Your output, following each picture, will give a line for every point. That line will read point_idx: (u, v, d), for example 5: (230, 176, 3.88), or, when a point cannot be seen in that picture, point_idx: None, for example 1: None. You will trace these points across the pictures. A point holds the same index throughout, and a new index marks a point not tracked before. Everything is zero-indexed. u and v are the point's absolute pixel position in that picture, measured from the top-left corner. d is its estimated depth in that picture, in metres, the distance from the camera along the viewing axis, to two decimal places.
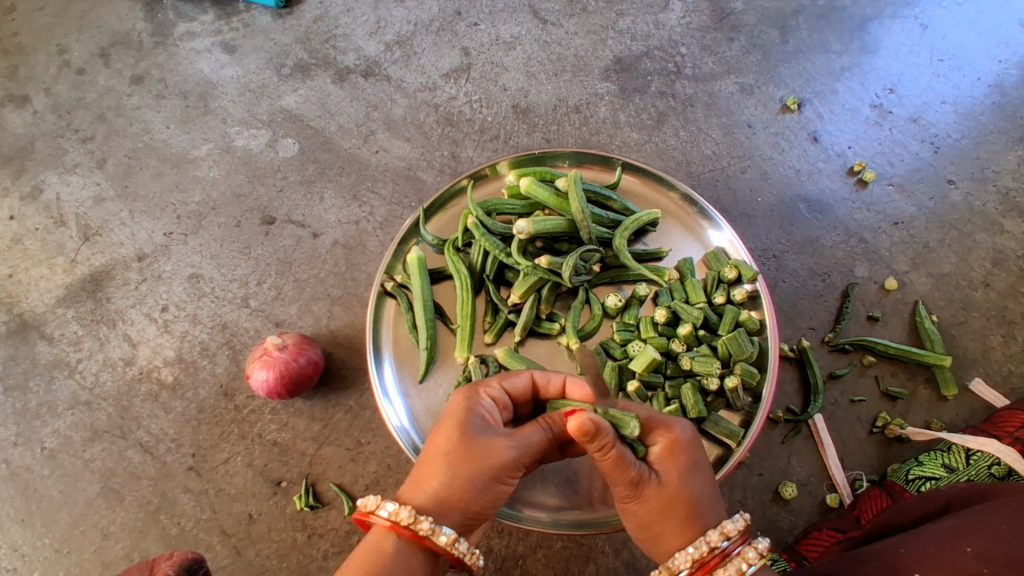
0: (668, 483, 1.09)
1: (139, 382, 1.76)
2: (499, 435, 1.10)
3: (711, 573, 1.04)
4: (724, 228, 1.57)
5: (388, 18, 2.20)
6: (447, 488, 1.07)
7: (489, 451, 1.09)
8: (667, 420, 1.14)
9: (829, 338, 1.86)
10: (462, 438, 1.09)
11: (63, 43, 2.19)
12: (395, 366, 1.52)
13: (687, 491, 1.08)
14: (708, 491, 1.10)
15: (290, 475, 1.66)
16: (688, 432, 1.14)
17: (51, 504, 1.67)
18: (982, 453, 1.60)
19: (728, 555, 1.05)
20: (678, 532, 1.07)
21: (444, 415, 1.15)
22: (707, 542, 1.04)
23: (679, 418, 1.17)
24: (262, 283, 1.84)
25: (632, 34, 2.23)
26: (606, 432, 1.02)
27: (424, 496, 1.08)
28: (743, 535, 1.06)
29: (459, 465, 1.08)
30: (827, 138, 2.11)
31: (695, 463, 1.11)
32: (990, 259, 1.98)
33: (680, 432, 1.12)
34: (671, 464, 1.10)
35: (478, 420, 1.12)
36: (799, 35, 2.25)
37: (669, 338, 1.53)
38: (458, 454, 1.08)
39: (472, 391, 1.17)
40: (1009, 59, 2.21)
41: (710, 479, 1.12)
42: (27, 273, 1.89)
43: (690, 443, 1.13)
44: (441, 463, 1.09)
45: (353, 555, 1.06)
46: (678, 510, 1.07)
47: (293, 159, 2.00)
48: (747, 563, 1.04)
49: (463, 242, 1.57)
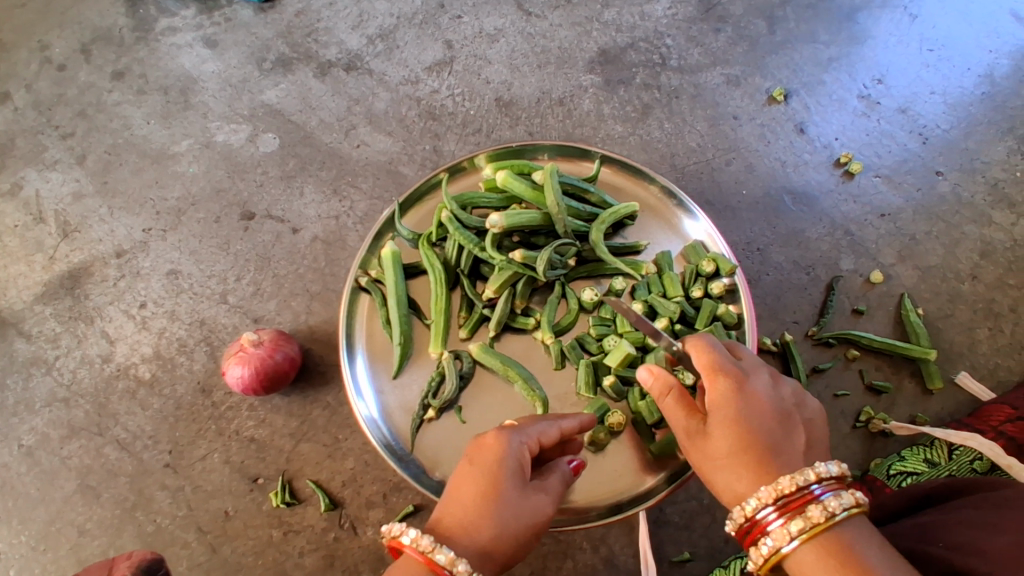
0: (720, 430, 1.07)
1: (116, 379, 1.75)
2: (540, 493, 1.11)
3: (796, 516, 0.99)
4: (700, 218, 1.56)
5: (370, 12, 2.18)
6: (493, 539, 1.02)
7: (536, 509, 1.08)
8: (726, 367, 1.10)
9: (813, 332, 1.84)
10: (506, 490, 1.05)
11: (45, 39, 2.18)
12: (367, 357, 1.51)
13: (744, 438, 1.05)
14: (780, 436, 1.06)
15: (267, 472, 1.65)
16: (735, 382, 1.09)
17: (28, 502, 1.66)
18: (965, 447, 1.58)
19: (812, 498, 1.00)
20: (741, 478, 1.05)
21: (479, 446, 1.10)
22: (786, 483, 1.01)
23: (734, 366, 1.11)
24: (240, 279, 1.83)
25: (617, 25, 2.20)
26: (659, 379, 1.16)
27: (470, 541, 1.01)
28: (833, 482, 1.01)
29: (510, 517, 1.04)
30: (813, 129, 2.08)
31: (750, 410, 1.06)
32: (978, 251, 1.96)
33: (721, 380, 1.09)
34: (723, 412, 1.07)
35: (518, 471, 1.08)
36: (786, 26, 2.22)
37: (646, 333, 1.50)
38: (501, 502, 1.04)
39: (519, 437, 1.12)
40: (1001, 48, 2.17)
41: (779, 420, 1.07)
42: (6, 270, 1.89)
43: (736, 393, 1.08)
44: (492, 513, 1.03)
45: None
46: (737, 457, 1.05)
47: (273, 154, 1.99)
48: (838, 506, 0.98)
49: (438, 237, 1.56)
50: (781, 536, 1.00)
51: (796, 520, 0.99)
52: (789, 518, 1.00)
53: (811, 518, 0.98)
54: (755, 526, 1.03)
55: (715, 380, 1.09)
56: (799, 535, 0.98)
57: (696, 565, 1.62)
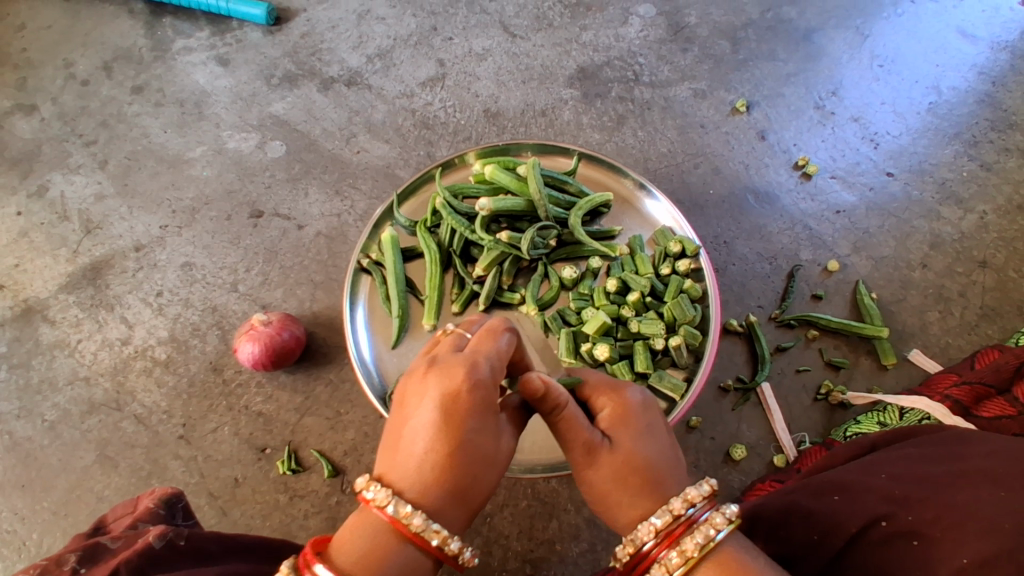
0: (622, 447, 1.05)
1: (134, 359, 1.89)
2: (485, 423, 1.01)
3: (679, 541, 0.96)
4: (661, 199, 1.74)
5: (370, 34, 2.40)
6: (473, 505, 1.01)
7: (477, 440, 1.00)
8: (622, 385, 1.14)
9: (776, 314, 2.00)
10: (483, 443, 1.01)
11: (69, 58, 2.38)
12: (367, 315, 1.68)
13: (642, 455, 1.04)
14: (672, 460, 1.07)
15: (274, 442, 1.78)
16: (634, 399, 1.11)
17: (50, 472, 1.78)
18: (914, 409, 1.70)
19: (693, 522, 0.98)
20: (640, 500, 1.02)
21: (442, 392, 0.99)
22: (669, 509, 0.99)
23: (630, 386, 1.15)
24: (250, 270, 1.99)
25: (594, 46, 2.43)
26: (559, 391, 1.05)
27: (408, 479, 0.97)
28: (709, 500, 0.99)
29: (447, 449, 0.98)
30: (773, 136, 2.30)
31: (647, 429, 1.08)
32: (928, 243, 2.15)
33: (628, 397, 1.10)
34: (623, 430, 1.07)
35: (490, 420, 1.02)
36: (748, 46, 2.46)
37: (619, 305, 1.68)
38: (476, 459, 1.00)
39: (455, 365, 1.03)
40: (944, 64, 2.41)
41: (670, 442, 1.09)
42: (32, 263, 2.04)
43: (641, 410, 1.10)
44: (431, 448, 0.98)
45: (349, 539, 0.95)
46: (634, 474, 1.03)
47: (280, 159, 2.17)
48: (714, 530, 0.96)
49: (433, 223, 1.74)
50: (668, 565, 0.96)
51: (678, 548, 0.96)
52: (673, 546, 0.97)
53: (693, 544, 0.95)
54: (644, 558, 1.00)
55: (616, 395, 1.12)
56: (678, 564, 0.95)
57: None
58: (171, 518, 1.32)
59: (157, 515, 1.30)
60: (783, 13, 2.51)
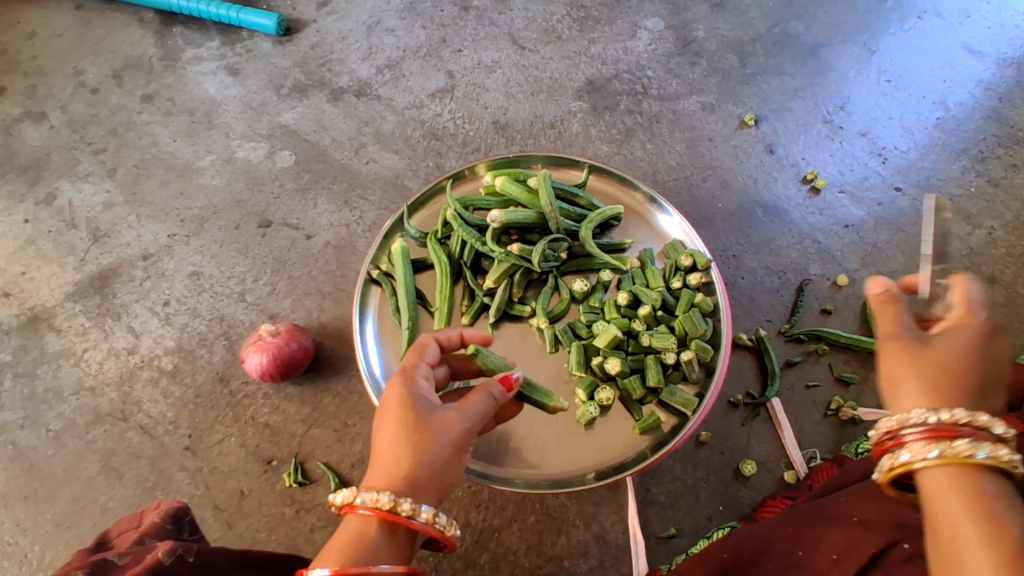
0: (943, 349, 1.03)
1: (140, 369, 1.88)
2: (448, 410, 1.13)
3: (948, 441, 0.95)
4: (673, 214, 1.74)
5: (380, 45, 2.40)
6: (413, 466, 1.07)
7: (443, 423, 1.11)
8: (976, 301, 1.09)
9: (785, 329, 2.00)
10: (407, 411, 1.11)
11: (79, 65, 2.38)
12: (377, 327, 1.67)
13: (959, 362, 1.02)
14: (980, 375, 1.03)
15: (280, 454, 1.77)
16: (984, 320, 1.06)
17: (54, 482, 1.77)
18: None
19: (961, 434, 0.94)
20: (914, 393, 1.02)
21: (400, 398, 1.13)
22: (951, 412, 0.96)
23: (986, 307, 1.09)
24: (258, 279, 1.98)
25: (602, 59, 2.44)
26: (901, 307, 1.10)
27: (389, 479, 1.06)
28: (992, 429, 0.95)
29: (418, 439, 1.09)
30: (782, 150, 2.30)
31: (985, 341, 1.04)
32: (936, 258, 2.14)
33: (977, 312, 1.06)
34: (960, 336, 1.04)
35: (416, 394, 1.15)
36: (756, 60, 2.46)
37: (630, 319, 1.67)
38: (402, 425, 1.10)
39: (405, 377, 1.18)
40: (952, 79, 2.42)
41: (998, 361, 1.05)
42: (39, 271, 2.03)
43: (986, 330, 1.05)
44: (403, 445, 1.08)
45: (334, 544, 1.03)
46: (949, 375, 1.01)
47: (289, 169, 2.17)
48: (978, 448, 0.93)
49: (443, 235, 1.73)
50: (918, 452, 0.97)
51: (940, 447, 0.95)
52: (929, 443, 0.96)
53: (956, 448, 0.94)
54: (896, 440, 1.01)
55: (967, 313, 1.07)
56: (933, 457, 0.95)
57: (682, 540, 1.74)
58: (179, 533, 1.30)
59: (164, 529, 1.28)
60: (791, 28, 2.52)
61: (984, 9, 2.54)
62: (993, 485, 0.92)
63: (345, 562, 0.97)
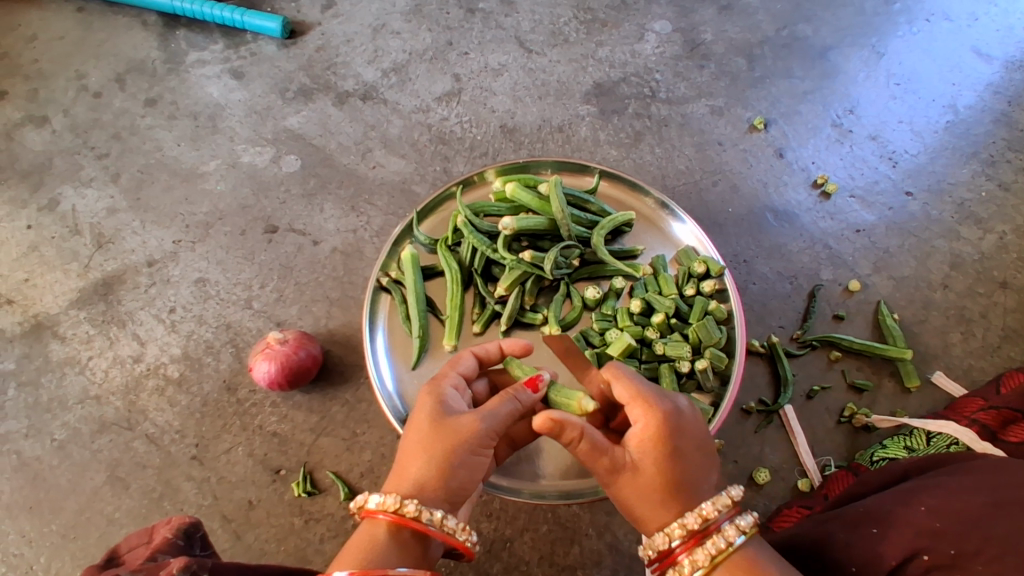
0: (643, 470, 1.10)
1: (146, 377, 1.85)
2: (466, 413, 1.14)
3: (705, 541, 1.07)
4: (686, 221, 1.71)
5: (385, 48, 2.38)
6: (420, 468, 1.10)
7: (459, 427, 1.12)
8: (656, 397, 1.16)
9: (797, 335, 1.98)
10: (423, 417, 1.15)
11: (81, 69, 2.35)
12: (387, 338, 1.64)
13: (672, 474, 1.09)
14: (698, 474, 1.11)
15: (289, 463, 1.75)
16: (665, 415, 1.13)
17: (59, 492, 1.74)
18: (941, 433, 1.67)
19: (718, 527, 1.07)
20: (659, 508, 1.09)
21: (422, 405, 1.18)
22: (702, 509, 1.07)
23: (663, 399, 1.16)
24: (264, 286, 1.96)
25: (610, 62, 2.42)
26: (573, 424, 1.11)
27: (403, 482, 1.10)
28: (730, 510, 1.09)
29: (432, 443, 1.11)
30: (791, 154, 2.28)
31: (672, 449, 1.10)
32: (948, 263, 2.13)
33: (656, 414, 1.12)
34: (647, 450, 1.11)
35: (433, 400, 1.18)
36: (764, 63, 2.45)
37: (643, 327, 1.65)
38: (416, 431, 1.14)
39: (433, 385, 1.22)
40: (961, 82, 2.40)
41: (702, 456, 1.13)
42: (43, 278, 2.01)
43: (666, 428, 1.12)
44: (418, 450, 1.12)
45: (347, 547, 1.06)
46: (668, 489, 1.09)
47: (295, 173, 2.14)
48: (735, 531, 1.07)
49: (453, 241, 1.71)
50: (694, 561, 1.07)
51: (705, 547, 1.06)
52: (695, 547, 1.07)
53: (719, 543, 1.06)
54: (668, 557, 1.09)
55: (649, 408, 1.14)
56: (711, 558, 1.06)
57: None
58: (190, 549, 1.29)
59: (175, 545, 1.26)
60: (799, 31, 2.50)
61: (993, 11, 2.52)
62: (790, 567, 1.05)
63: (352, 563, 1.01)
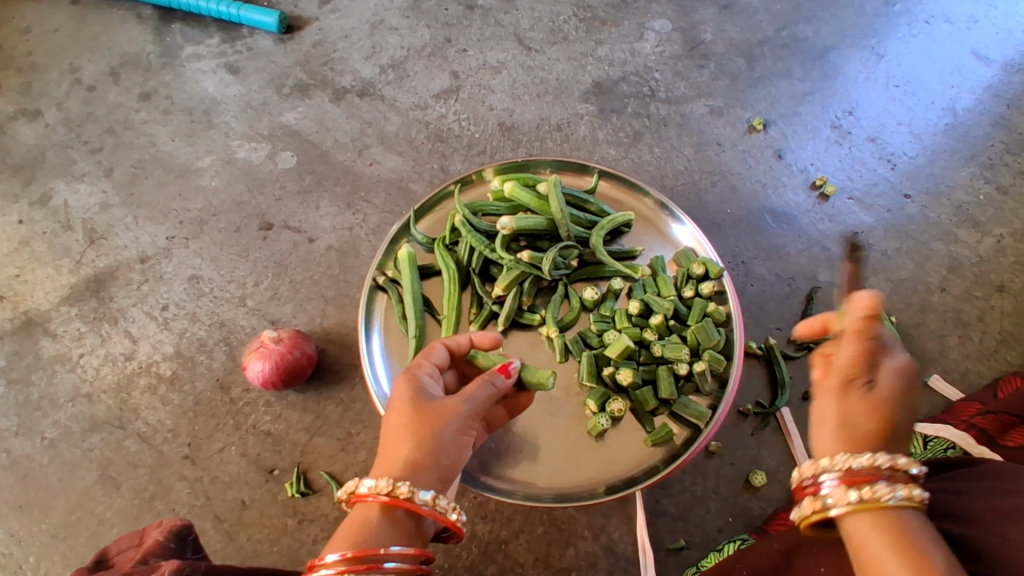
0: (845, 403, 0.97)
1: (138, 375, 1.83)
2: (450, 397, 1.15)
3: (860, 485, 0.90)
4: (687, 223, 1.70)
5: (383, 44, 2.36)
6: (410, 453, 1.08)
7: (444, 409, 1.12)
8: (895, 355, 0.98)
9: (795, 337, 1.98)
10: (403, 403, 1.14)
11: (75, 62, 2.32)
12: (383, 339, 1.63)
13: (871, 420, 0.95)
14: (899, 433, 0.97)
15: (282, 463, 1.73)
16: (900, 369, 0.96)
17: (49, 492, 1.72)
18: (938, 437, 1.66)
19: (875, 479, 0.90)
20: (841, 440, 0.96)
21: (405, 393, 1.15)
22: (866, 458, 0.92)
23: (899, 355, 0.98)
24: (259, 284, 1.94)
25: (609, 60, 2.40)
26: (832, 341, 1.04)
27: (393, 467, 1.07)
28: (901, 475, 0.91)
29: (422, 426, 1.10)
30: (791, 155, 2.27)
31: (887, 399, 0.96)
32: (945, 266, 2.12)
33: (896, 370, 0.96)
34: (855, 393, 0.97)
35: (412, 385, 1.17)
36: (764, 63, 2.44)
37: (642, 328, 1.64)
38: (398, 416, 1.12)
39: (411, 372, 1.20)
40: (960, 85, 2.40)
41: (907, 424, 0.97)
42: (33, 274, 1.98)
43: (896, 387, 0.96)
44: (405, 434, 1.10)
45: (340, 531, 1.04)
46: (859, 429, 0.96)
47: (291, 170, 2.12)
48: (890, 493, 0.89)
49: (451, 241, 1.69)
50: (834, 498, 0.92)
51: (853, 490, 0.91)
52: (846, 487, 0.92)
53: (871, 491, 0.89)
54: (814, 484, 0.96)
55: (880, 358, 0.97)
56: (852, 503, 0.90)
57: (692, 552, 1.72)
58: (181, 552, 1.27)
59: (168, 548, 1.25)
60: (799, 31, 2.49)
61: (992, 14, 2.51)
62: (913, 521, 0.88)
63: (345, 548, 0.98)
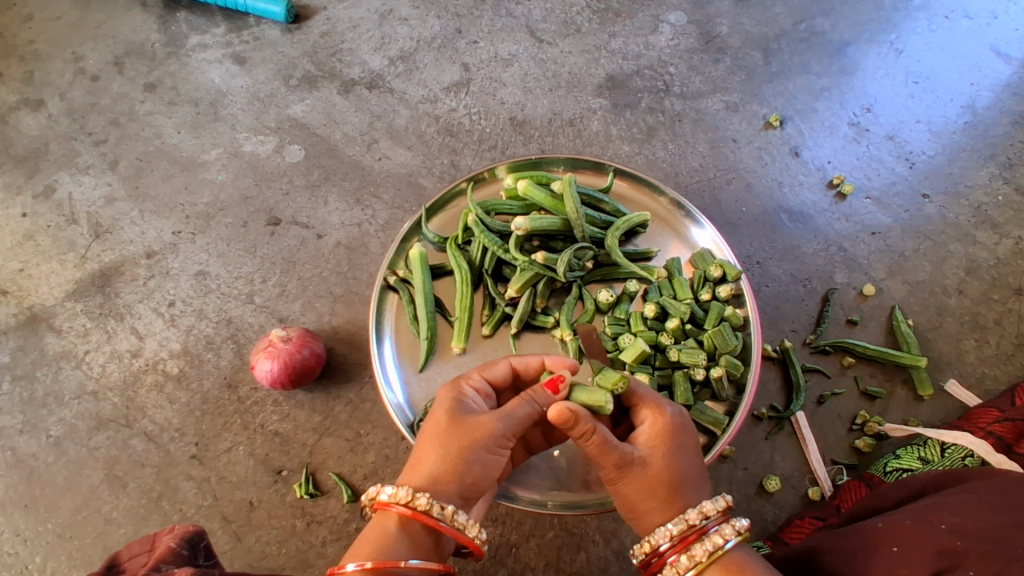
0: (650, 464, 1.09)
1: (145, 373, 1.81)
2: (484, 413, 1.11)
3: (690, 548, 1.03)
4: (706, 226, 1.65)
5: (392, 35, 2.31)
6: (435, 464, 1.07)
7: (477, 427, 1.09)
8: (659, 403, 1.16)
9: (810, 340, 1.95)
10: (440, 414, 1.12)
11: (79, 51, 2.28)
12: (394, 344, 1.60)
13: (671, 471, 1.09)
14: (697, 473, 1.12)
15: (291, 464, 1.71)
16: (675, 416, 1.14)
17: (55, 491, 1.70)
18: (956, 445, 1.61)
19: (705, 532, 1.04)
20: (659, 507, 1.08)
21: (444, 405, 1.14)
22: (685, 518, 1.05)
23: (670, 403, 1.17)
24: (266, 281, 1.91)
25: (623, 53, 2.35)
26: (585, 418, 1.06)
27: (419, 476, 1.07)
28: (722, 513, 1.06)
29: (450, 440, 1.08)
30: (807, 153, 2.23)
31: (679, 446, 1.11)
32: (963, 268, 2.08)
33: (666, 416, 1.12)
34: (656, 446, 1.10)
35: (452, 397, 1.15)
36: (781, 58, 2.39)
37: (658, 332, 1.61)
38: (431, 426, 1.11)
39: (454, 385, 1.19)
40: (980, 82, 2.35)
41: (699, 469, 1.12)
42: (37, 268, 1.95)
43: (676, 428, 1.13)
44: (433, 443, 1.08)
45: (358, 540, 1.02)
46: (659, 487, 1.08)
47: (298, 164, 2.08)
48: (723, 538, 1.03)
49: (464, 240, 1.66)
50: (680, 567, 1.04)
51: (689, 554, 1.03)
52: (684, 552, 1.04)
53: (707, 548, 1.03)
54: (657, 560, 1.07)
55: (658, 411, 1.15)
56: (695, 566, 1.03)
57: None
58: (194, 559, 1.26)
59: (180, 556, 1.24)
60: (816, 25, 2.44)
61: (1012, 10, 2.46)
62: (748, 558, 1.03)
63: (361, 558, 0.97)
